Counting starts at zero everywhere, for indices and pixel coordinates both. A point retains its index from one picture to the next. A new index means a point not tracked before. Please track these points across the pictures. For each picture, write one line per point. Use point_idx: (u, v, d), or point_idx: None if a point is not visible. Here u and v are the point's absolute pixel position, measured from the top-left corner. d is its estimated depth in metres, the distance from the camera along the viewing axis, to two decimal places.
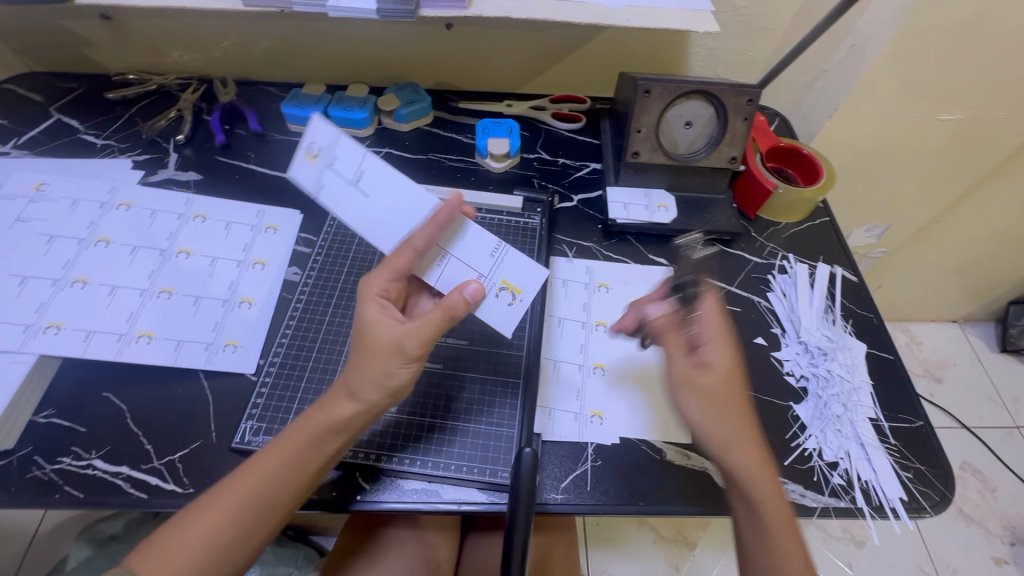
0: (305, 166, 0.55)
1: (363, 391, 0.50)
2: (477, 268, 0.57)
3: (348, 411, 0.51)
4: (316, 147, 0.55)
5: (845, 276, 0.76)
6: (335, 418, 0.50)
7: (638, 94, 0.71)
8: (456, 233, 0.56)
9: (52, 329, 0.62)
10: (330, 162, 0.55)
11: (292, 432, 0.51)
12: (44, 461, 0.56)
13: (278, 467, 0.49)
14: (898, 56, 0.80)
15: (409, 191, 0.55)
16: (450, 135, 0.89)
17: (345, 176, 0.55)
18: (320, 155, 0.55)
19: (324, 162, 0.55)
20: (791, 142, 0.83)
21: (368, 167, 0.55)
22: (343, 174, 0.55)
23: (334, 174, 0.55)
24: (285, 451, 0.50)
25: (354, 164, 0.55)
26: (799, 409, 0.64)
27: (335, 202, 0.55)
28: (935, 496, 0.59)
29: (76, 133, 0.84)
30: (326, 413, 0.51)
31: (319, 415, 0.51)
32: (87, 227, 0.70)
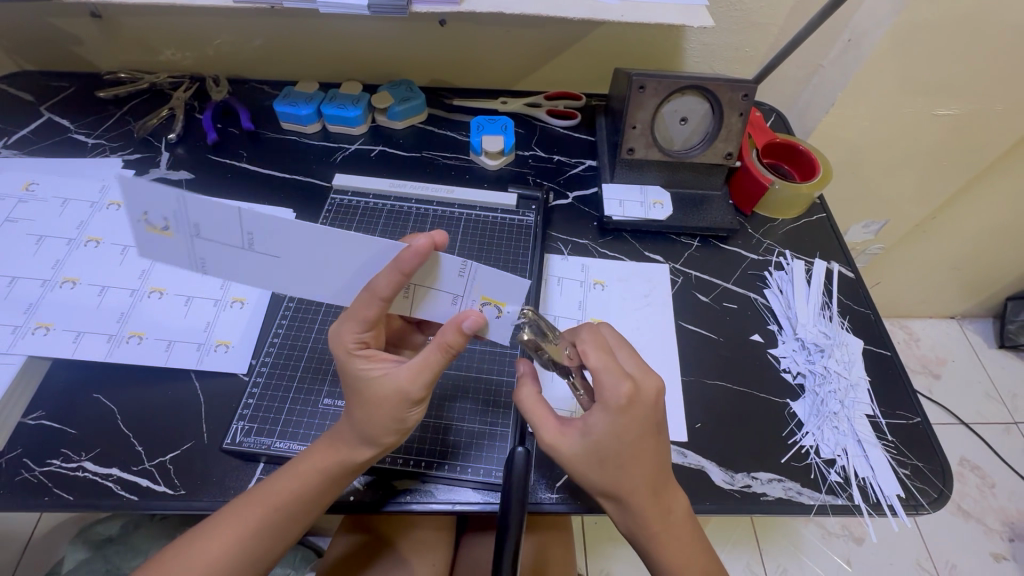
0: (161, 243, 0.44)
1: (379, 435, 0.49)
2: (451, 290, 0.51)
3: (365, 457, 0.50)
4: (160, 217, 0.42)
5: (842, 272, 0.76)
6: (354, 462, 0.50)
7: (633, 91, 0.70)
8: (430, 265, 0.50)
9: (42, 330, 0.61)
10: (194, 231, 0.44)
11: (303, 466, 0.50)
12: (33, 464, 0.55)
13: (286, 499, 0.49)
14: (894, 51, 0.80)
15: (311, 240, 0.46)
16: (444, 133, 0.88)
17: (232, 243, 0.45)
18: (171, 229, 0.43)
19: (183, 235, 0.43)
20: (787, 138, 0.83)
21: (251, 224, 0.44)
22: (221, 239, 0.44)
23: (208, 245, 0.44)
24: (297, 484, 0.50)
25: (234, 228, 0.44)
26: (796, 406, 0.63)
27: (232, 270, 0.46)
28: (933, 493, 0.58)
29: (67, 132, 0.84)
30: (338, 453, 0.50)
31: (331, 453, 0.50)
32: (78, 227, 0.69)
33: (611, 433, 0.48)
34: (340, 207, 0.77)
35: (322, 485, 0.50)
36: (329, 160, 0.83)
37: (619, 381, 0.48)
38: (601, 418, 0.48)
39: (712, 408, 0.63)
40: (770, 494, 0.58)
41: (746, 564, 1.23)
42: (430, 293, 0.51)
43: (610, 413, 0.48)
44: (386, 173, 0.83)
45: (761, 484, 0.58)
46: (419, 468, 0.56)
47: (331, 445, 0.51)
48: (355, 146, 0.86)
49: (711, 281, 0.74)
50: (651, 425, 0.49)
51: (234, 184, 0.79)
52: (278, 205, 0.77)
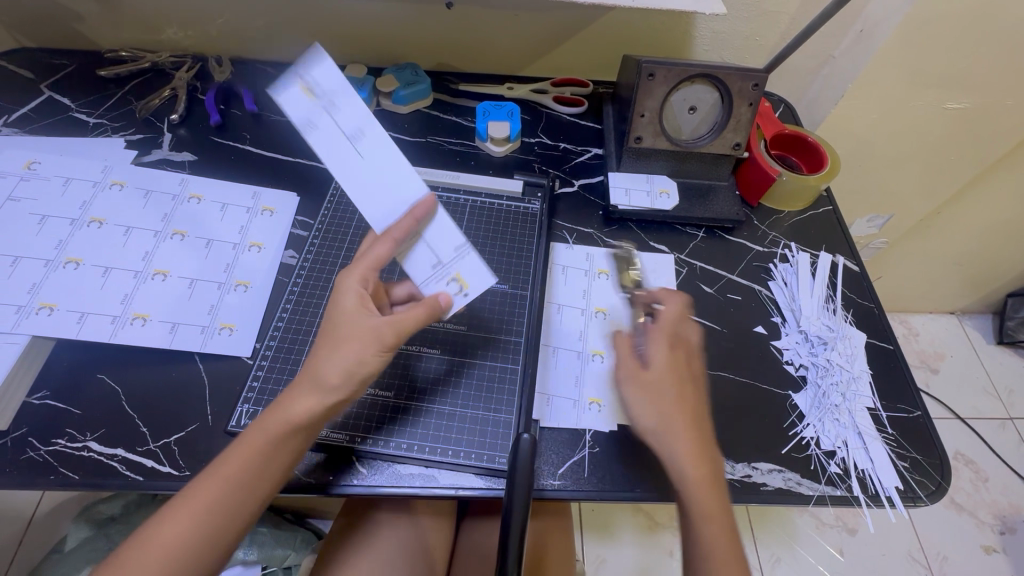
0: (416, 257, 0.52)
1: (334, 381, 0.48)
2: (438, 253, 0.52)
3: (314, 407, 0.48)
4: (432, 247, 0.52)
5: (847, 265, 0.75)
6: (296, 415, 0.48)
7: (643, 78, 0.69)
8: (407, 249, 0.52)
9: (45, 311, 0.61)
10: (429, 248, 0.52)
11: (246, 436, 0.48)
12: (39, 443, 0.56)
13: (236, 473, 0.47)
14: (905, 41, 0.79)
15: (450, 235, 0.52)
16: (450, 118, 0.87)
17: (342, 127, 0.49)
18: (320, 91, 0.49)
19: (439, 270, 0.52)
20: (796, 129, 0.82)
21: (368, 128, 0.50)
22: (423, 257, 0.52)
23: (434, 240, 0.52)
24: (244, 451, 0.48)
25: (355, 119, 0.50)
26: (797, 398, 0.64)
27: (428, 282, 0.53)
28: (931, 486, 0.59)
29: (68, 111, 0.83)
30: (285, 409, 0.49)
31: (278, 410, 0.49)
32: (80, 207, 0.69)
33: (667, 364, 0.55)
34: (342, 191, 0.76)
35: (263, 471, 0.48)
36: None
37: (683, 325, 0.59)
38: (658, 352, 0.56)
39: (713, 399, 0.63)
40: (770, 485, 0.58)
41: None
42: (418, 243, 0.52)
43: (662, 347, 0.56)
44: None
45: (761, 474, 0.59)
46: (423, 453, 0.56)
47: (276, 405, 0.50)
48: None
49: (715, 272, 0.74)
50: (695, 371, 0.56)
51: (238, 166, 0.79)
52: (281, 188, 0.77)
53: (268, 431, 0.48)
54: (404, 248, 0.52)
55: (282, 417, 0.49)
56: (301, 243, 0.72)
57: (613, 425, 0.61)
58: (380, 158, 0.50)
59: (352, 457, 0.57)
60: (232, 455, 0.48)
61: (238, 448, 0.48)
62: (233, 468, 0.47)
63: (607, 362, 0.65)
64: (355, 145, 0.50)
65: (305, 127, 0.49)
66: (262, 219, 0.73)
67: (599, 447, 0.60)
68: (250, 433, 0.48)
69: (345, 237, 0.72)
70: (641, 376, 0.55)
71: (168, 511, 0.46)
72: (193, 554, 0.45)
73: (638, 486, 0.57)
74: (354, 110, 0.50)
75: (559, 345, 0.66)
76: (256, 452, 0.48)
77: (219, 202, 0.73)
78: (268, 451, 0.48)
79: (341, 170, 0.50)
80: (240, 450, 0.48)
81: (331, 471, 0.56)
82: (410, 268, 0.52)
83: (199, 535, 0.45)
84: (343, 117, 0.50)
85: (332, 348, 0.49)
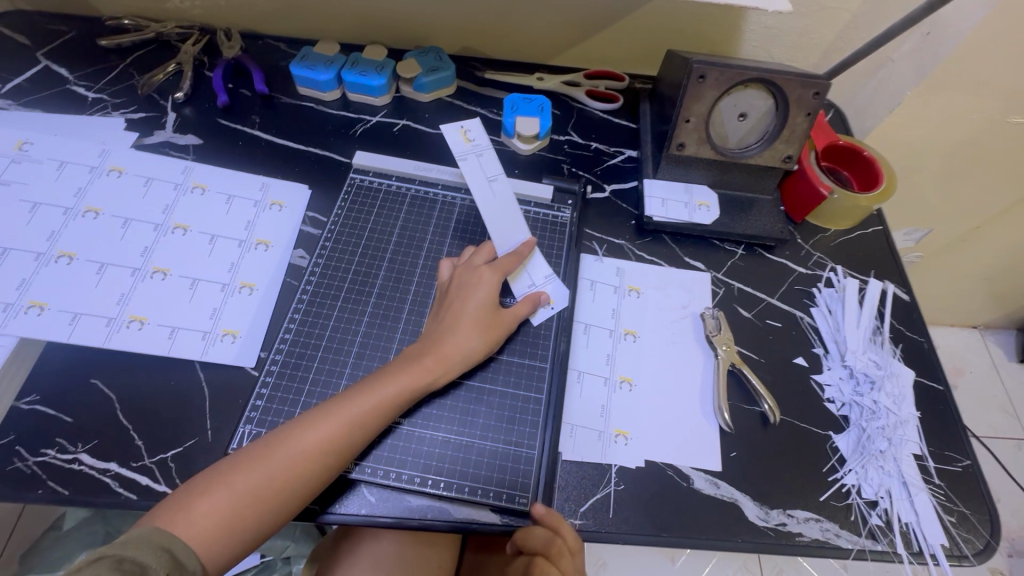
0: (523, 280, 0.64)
1: (463, 347, 0.55)
2: (534, 277, 0.64)
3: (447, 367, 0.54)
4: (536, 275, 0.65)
5: (896, 293, 0.70)
6: (424, 379, 0.53)
7: (692, 80, 0.63)
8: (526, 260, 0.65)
9: (35, 309, 0.57)
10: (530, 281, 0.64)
11: (365, 391, 0.51)
12: (26, 453, 0.52)
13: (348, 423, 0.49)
14: (978, 49, 0.72)
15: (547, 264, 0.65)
16: (474, 109, 0.81)
17: (485, 172, 0.66)
18: (475, 142, 0.67)
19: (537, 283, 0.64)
20: (851, 140, 0.75)
21: (504, 180, 0.67)
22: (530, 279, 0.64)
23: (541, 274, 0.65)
24: (356, 405, 0.50)
25: (494, 170, 0.67)
26: (839, 440, 0.59)
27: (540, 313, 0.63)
28: (978, 544, 0.55)
29: (65, 83, 0.77)
30: (409, 372, 0.53)
31: (405, 376, 0.53)
32: (75, 195, 0.64)
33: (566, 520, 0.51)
34: (357, 187, 0.70)
35: (355, 440, 0.50)
36: (348, 133, 0.77)
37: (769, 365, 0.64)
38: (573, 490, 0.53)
39: (749, 437, 0.59)
40: (806, 535, 0.54)
41: (742, 564, 1.22)
42: (523, 273, 0.64)
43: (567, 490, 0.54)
44: (408, 153, 0.76)
45: (797, 523, 0.55)
46: (437, 488, 0.52)
47: (404, 369, 0.53)
48: (377, 118, 0.79)
49: (754, 295, 0.69)
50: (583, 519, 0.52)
51: (246, 153, 0.73)
52: (292, 180, 0.71)
53: (374, 400, 0.51)
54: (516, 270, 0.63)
55: (393, 389, 0.52)
56: (312, 242, 0.67)
57: (640, 461, 0.57)
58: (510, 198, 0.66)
59: (361, 486, 0.53)
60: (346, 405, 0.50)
61: (342, 406, 0.50)
62: (347, 417, 0.50)
63: (636, 391, 0.61)
64: (494, 185, 0.66)
65: (460, 160, 0.66)
66: (270, 214, 0.68)
67: (625, 485, 0.56)
68: (370, 388, 0.51)
69: (359, 239, 0.66)
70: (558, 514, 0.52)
71: (266, 446, 0.48)
72: (275, 496, 0.46)
73: (664, 530, 0.54)
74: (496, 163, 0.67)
75: (584, 370, 0.61)
76: (356, 417, 0.50)
77: (224, 194, 0.68)
78: (369, 420, 0.50)
79: (478, 199, 0.65)
80: (346, 407, 0.50)
81: (337, 500, 0.52)
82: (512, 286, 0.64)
83: (284, 480, 0.47)
84: (486, 161, 0.67)
85: (458, 327, 0.56)
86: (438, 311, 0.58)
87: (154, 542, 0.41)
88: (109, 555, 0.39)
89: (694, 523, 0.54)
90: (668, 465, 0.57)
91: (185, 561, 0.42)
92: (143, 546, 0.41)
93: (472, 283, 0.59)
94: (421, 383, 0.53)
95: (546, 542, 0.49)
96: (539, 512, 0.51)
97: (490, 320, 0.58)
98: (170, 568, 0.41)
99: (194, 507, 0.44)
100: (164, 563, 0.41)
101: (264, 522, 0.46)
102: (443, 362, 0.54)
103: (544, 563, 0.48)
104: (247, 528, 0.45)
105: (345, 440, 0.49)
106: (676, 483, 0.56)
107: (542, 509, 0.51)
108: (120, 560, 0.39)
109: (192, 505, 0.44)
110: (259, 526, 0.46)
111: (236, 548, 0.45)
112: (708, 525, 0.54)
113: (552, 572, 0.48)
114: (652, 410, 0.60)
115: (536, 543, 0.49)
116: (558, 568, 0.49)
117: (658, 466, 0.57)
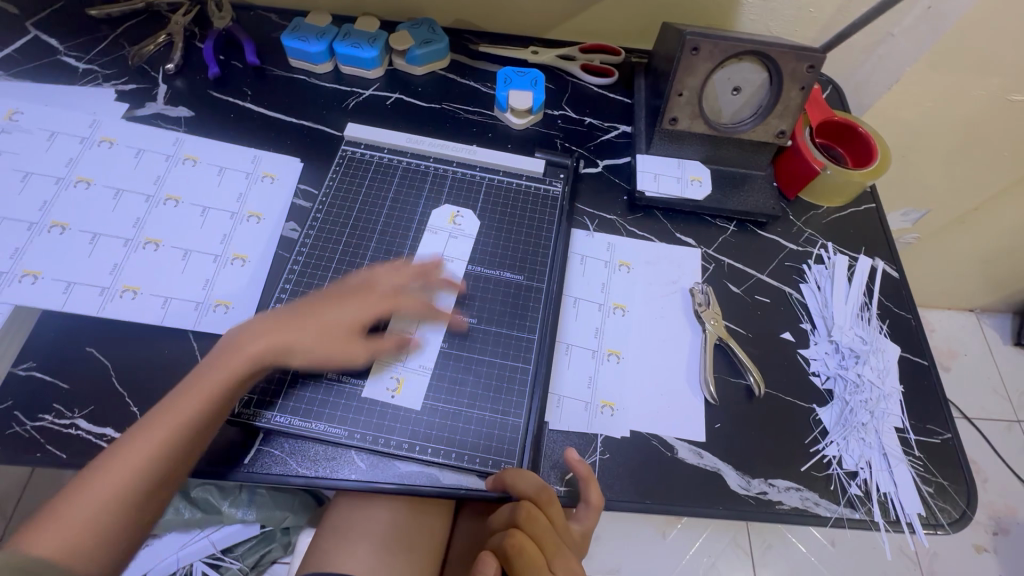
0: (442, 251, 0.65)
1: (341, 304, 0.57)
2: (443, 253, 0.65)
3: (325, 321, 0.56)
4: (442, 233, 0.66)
5: (886, 270, 0.70)
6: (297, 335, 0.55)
7: (685, 52, 0.62)
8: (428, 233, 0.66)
9: (29, 279, 0.57)
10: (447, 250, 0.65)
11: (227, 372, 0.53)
12: (24, 418, 0.53)
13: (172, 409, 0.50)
14: (978, 23, 0.71)
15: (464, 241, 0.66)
16: (467, 83, 0.80)
17: (447, 248, 0.65)
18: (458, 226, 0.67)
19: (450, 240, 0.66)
20: (847, 116, 0.75)
21: (458, 264, 0.64)
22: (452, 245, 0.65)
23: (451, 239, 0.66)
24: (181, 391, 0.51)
25: (456, 254, 0.65)
26: (822, 413, 0.60)
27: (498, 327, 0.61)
28: (955, 514, 0.56)
29: (55, 54, 0.76)
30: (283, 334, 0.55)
31: (275, 337, 0.54)
32: (66, 165, 0.64)
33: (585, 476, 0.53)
34: (349, 160, 0.70)
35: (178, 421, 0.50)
36: (341, 107, 0.76)
37: (756, 339, 0.64)
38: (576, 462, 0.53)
39: (733, 408, 0.60)
40: (786, 503, 0.56)
41: (732, 538, 1.25)
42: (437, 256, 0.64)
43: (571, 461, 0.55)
44: (401, 126, 0.76)
45: (777, 492, 0.56)
46: (424, 455, 0.54)
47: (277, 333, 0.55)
48: (370, 91, 0.78)
49: (744, 271, 0.69)
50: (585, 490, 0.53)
51: (238, 126, 0.73)
52: (283, 152, 0.71)
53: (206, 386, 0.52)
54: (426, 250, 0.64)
55: (216, 371, 0.52)
56: (303, 215, 0.67)
57: (625, 431, 0.58)
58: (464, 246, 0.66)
59: (351, 452, 0.54)
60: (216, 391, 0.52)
61: (174, 401, 0.51)
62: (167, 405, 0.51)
63: (622, 363, 0.61)
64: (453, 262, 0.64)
65: (431, 230, 0.66)
66: (262, 186, 0.68)
67: (610, 453, 0.57)
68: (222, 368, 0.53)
69: (350, 211, 0.66)
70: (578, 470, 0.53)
71: (116, 449, 0.48)
72: (119, 501, 0.47)
73: (646, 497, 0.55)
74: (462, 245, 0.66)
75: (571, 342, 0.62)
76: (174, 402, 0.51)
77: (216, 165, 0.68)
78: (210, 398, 0.51)
79: (426, 249, 0.65)
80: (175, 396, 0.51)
81: (329, 466, 0.54)
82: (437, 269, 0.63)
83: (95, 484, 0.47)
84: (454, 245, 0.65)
85: (331, 317, 0.56)
86: (302, 302, 0.58)
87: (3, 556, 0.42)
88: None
89: (677, 491, 0.55)
90: (652, 435, 0.58)
91: (31, 561, 0.43)
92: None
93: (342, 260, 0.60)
94: (260, 352, 0.54)
95: (538, 490, 0.50)
96: (571, 457, 0.54)
97: (367, 314, 0.57)
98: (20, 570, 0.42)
99: (37, 537, 0.45)
100: None
101: (121, 525, 0.47)
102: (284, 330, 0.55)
103: (532, 507, 0.50)
104: (113, 532, 0.47)
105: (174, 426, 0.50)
106: (659, 453, 0.57)
107: (576, 456, 0.54)
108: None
109: (30, 535, 0.45)
110: (128, 528, 0.47)
111: (126, 542, 0.47)
112: (690, 494, 0.55)
113: (539, 518, 0.50)
114: (639, 382, 0.60)
115: (529, 490, 0.50)
116: (546, 516, 0.51)
117: (643, 436, 0.58)
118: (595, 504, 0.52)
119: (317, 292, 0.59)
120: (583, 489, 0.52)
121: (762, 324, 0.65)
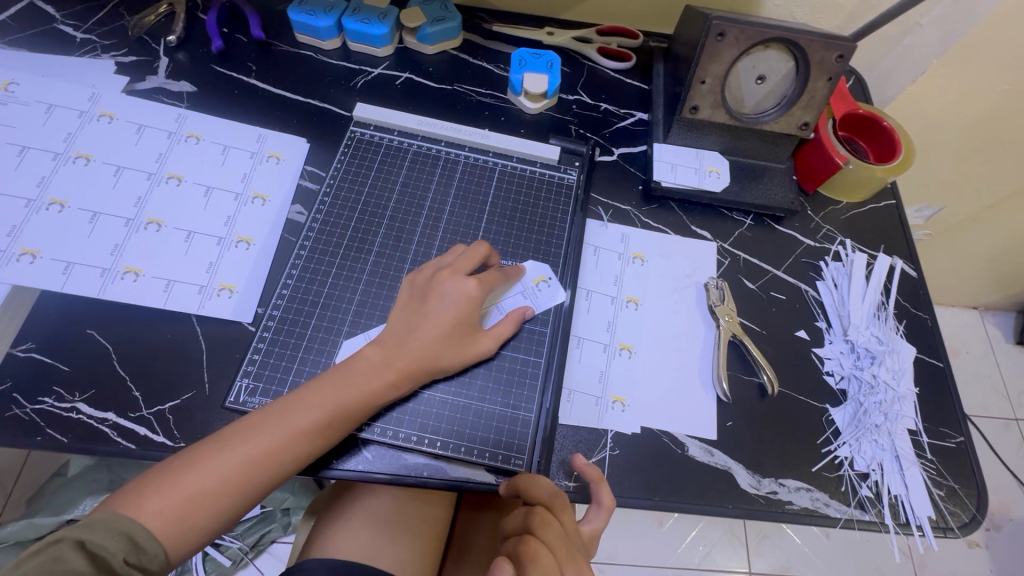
0: (451, 202, 0.65)
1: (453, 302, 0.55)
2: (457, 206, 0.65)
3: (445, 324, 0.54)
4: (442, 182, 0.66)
5: (904, 270, 0.69)
6: (427, 348, 0.53)
7: (710, 37, 0.60)
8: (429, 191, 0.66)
9: (27, 258, 0.56)
10: (461, 201, 0.66)
11: (362, 372, 0.51)
12: (24, 400, 0.52)
13: (316, 407, 0.49)
14: (1013, 15, 0.68)
15: (479, 195, 0.66)
16: (479, 64, 0.78)
17: (465, 203, 0.66)
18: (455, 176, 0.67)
19: (455, 188, 0.66)
20: (871, 109, 0.72)
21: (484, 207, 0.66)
22: (464, 199, 0.66)
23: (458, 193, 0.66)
24: (333, 389, 0.50)
25: (475, 200, 0.66)
26: (835, 414, 0.59)
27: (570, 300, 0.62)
28: (964, 518, 0.56)
29: (51, 22, 0.73)
30: (416, 343, 0.53)
31: (425, 344, 0.53)
32: (65, 140, 0.62)
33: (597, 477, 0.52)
34: (358, 142, 0.68)
35: (320, 432, 0.48)
36: (349, 85, 0.74)
37: (770, 340, 0.63)
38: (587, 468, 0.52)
39: (746, 406, 0.59)
40: (796, 504, 0.55)
41: (727, 527, 1.26)
42: (452, 208, 0.65)
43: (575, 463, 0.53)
44: (411, 108, 0.73)
45: (787, 492, 0.55)
46: (432, 448, 0.53)
47: (402, 342, 0.53)
48: (379, 70, 0.75)
49: (760, 266, 0.67)
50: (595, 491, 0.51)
51: (242, 104, 0.70)
52: (290, 132, 0.69)
53: (369, 385, 0.51)
54: (445, 212, 0.65)
55: (382, 379, 0.51)
56: (310, 198, 0.65)
57: (636, 427, 0.57)
58: (477, 193, 0.66)
59: (356, 441, 0.53)
60: (339, 391, 0.50)
61: (321, 400, 0.49)
62: (316, 405, 0.49)
63: (634, 358, 0.60)
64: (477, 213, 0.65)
65: (438, 197, 0.65)
66: (267, 166, 0.66)
67: (620, 450, 0.56)
68: (360, 366, 0.51)
69: (359, 195, 0.64)
70: (590, 473, 0.52)
71: (250, 428, 0.47)
72: (229, 497, 0.45)
73: (655, 494, 0.54)
74: (475, 194, 0.66)
75: (583, 336, 0.61)
76: (345, 404, 0.49)
77: (220, 143, 0.66)
78: (358, 405, 0.50)
79: (458, 228, 0.64)
80: (321, 395, 0.49)
81: (334, 456, 0.53)
82: (455, 224, 0.64)
83: (213, 481, 0.45)
84: (465, 193, 0.66)
85: (426, 334, 0.53)
86: (409, 299, 0.56)
87: (112, 528, 0.41)
88: (68, 537, 0.39)
89: (686, 488, 0.55)
90: (663, 432, 0.57)
91: (144, 547, 0.42)
92: (101, 529, 0.41)
93: (442, 262, 0.58)
94: (428, 359, 0.53)
95: (552, 495, 0.49)
96: (580, 462, 0.53)
97: (466, 331, 0.55)
98: (127, 553, 0.41)
99: (144, 503, 0.43)
100: (123, 548, 0.41)
101: (222, 517, 0.46)
102: (412, 367, 0.52)
103: (546, 512, 0.48)
104: (206, 520, 0.45)
105: (312, 434, 0.48)
106: (670, 450, 0.56)
107: (583, 460, 0.53)
108: (80, 542, 0.39)
109: (142, 502, 0.43)
110: (217, 522, 0.45)
111: (203, 535, 0.45)
112: (700, 493, 0.55)
113: (552, 523, 0.47)
114: (652, 377, 0.60)
115: (542, 494, 0.49)
116: (559, 521, 0.48)
117: (654, 432, 0.57)
118: (606, 505, 0.51)
119: (408, 298, 0.56)
120: (594, 492, 0.51)
121: (775, 323, 0.64)
